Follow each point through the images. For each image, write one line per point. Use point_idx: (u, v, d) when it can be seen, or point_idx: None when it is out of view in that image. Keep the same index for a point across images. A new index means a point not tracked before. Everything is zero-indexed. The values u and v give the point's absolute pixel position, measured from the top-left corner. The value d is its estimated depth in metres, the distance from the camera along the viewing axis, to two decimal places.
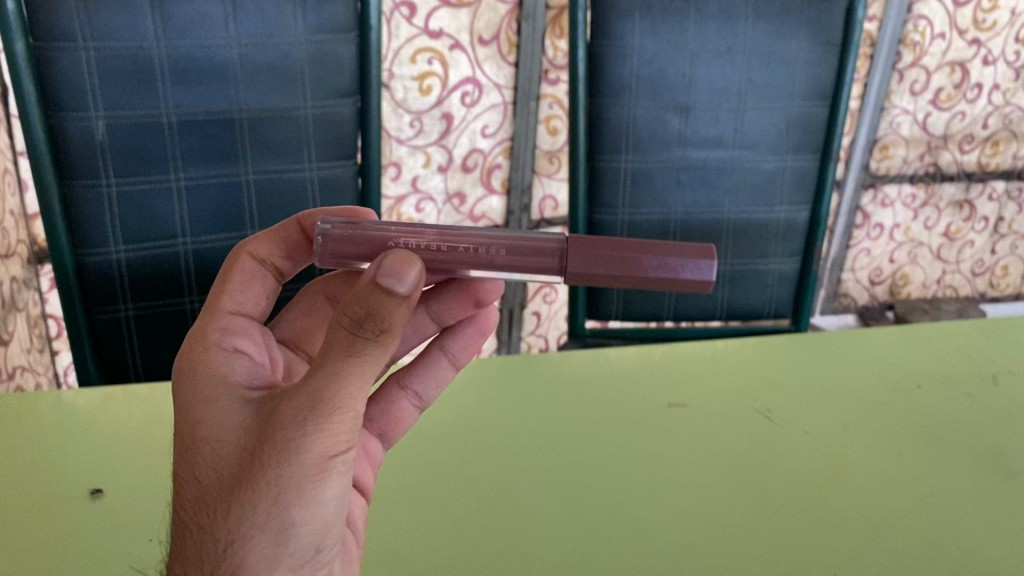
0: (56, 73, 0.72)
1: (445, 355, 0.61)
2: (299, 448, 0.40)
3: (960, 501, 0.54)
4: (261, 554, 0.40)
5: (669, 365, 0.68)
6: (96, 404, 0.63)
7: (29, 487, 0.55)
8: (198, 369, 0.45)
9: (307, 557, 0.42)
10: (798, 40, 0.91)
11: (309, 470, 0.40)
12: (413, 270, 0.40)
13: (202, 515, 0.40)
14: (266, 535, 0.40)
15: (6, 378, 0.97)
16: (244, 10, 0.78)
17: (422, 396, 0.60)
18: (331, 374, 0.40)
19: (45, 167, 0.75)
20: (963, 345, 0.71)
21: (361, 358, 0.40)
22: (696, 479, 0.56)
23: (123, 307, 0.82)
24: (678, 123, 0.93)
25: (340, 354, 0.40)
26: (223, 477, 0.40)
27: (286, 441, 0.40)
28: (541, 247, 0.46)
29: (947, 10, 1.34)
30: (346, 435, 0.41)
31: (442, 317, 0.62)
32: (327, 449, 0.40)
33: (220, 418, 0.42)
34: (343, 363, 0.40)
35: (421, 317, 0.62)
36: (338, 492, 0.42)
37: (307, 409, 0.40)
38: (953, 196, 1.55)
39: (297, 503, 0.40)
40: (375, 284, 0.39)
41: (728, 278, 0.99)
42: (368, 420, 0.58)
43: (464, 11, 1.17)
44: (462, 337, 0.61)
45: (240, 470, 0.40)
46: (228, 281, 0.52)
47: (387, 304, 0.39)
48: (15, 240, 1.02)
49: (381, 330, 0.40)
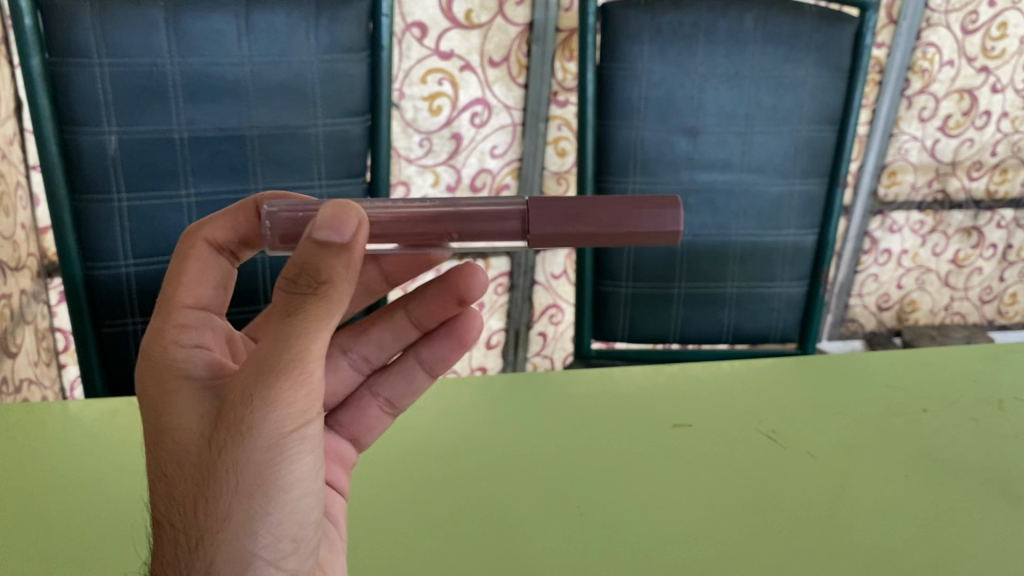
0: (71, 88, 0.74)
1: (419, 364, 0.62)
2: (254, 427, 0.40)
3: (964, 525, 0.53)
4: (234, 541, 0.40)
5: (675, 386, 0.68)
6: (101, 417, 0.63)
7: (33, 497, 0.55)
8: (150, 364, 0.45)
9: (281, 543, 0.42)
10: (806, 66, 0.91)
11: (268, 446, 0.40)
12: (350, 219, 0.37)
13: (171, 511, 0.40)
14: (236, 523, 0.40)
15: (12, 391, 0.97)
16: (258, 29, 0.79)
17: (393, 401, 0.62)
18: (278, 343, 0.39)
19: (58, 181, 0.76)
20: (969, 370, 0.71)
21: (304, 317, 0.39)
22: (698, 499, 0.56)
23: (131, 320, 0.82)
24: (685, 145, 0.93)
25: (283, 318, 0.39)
26: (187, 468, 0.40)
27: (242, 420, 0.40)
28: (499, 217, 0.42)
29: (956, 38, 1.34)
30: (299, 404, 0.40)
31: (422, 322, 0.63)
32: (282, 424, 0.40)
33: (176, 406, 0.42)
34: (286, 329, 0.39)
35: (401, 321, 0.63)
36: (303, 469, 0.42)
37: (257, 385, 0.39)
38: (961, 223, 1.55)
39: (261, 485, 0.41)
40: (308, 239, 0.37)
41: (734, 301, 0.99)
42: (342, 426, 0.60)
43: (475, 32, 1.18)
44: (438, 346, 0.62)
45: (200, 460, 0.40)
46: (184, 272, 0.51)
47: (322, 255, 0.37)
48: (25, 253, 1.03)
49: (318, 282, 0.38)
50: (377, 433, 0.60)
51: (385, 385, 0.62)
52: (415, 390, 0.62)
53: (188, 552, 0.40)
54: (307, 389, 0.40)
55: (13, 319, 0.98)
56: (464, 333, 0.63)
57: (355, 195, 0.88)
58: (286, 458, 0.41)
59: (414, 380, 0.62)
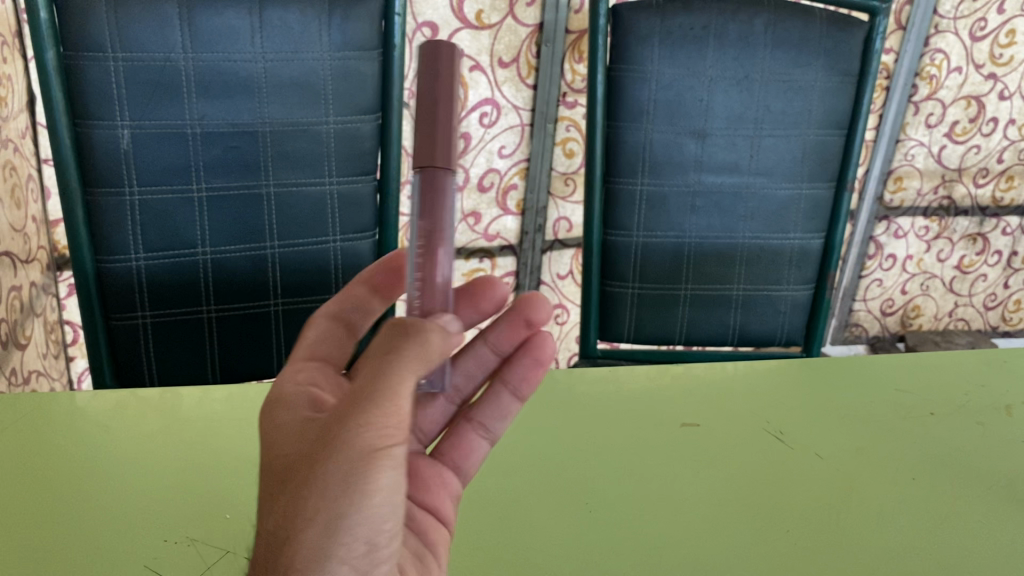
0: (85, 82, 0.74)
1: (507, 388, 0.59)
2: (343, 444, 0.39)
3: (973, 528, 0.54)
4: (311, 544, 0.39)
5: (682, 386, 0.68)
6: (113, 408, 0.64)
7: (46, 487, 0.55)
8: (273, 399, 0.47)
9: (355, 548, 0.41)
10: (816, 70, 0.91)
11: (356, 463, 0.39)
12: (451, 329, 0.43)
13: (267, 516, 0.41)
14: (316, 530, 0.39)
15: (20, 383, 0.97)
16: (271, 26, 0.79)
17: (488, 426, 0.58)
18: (376, 371, 0.39)
19: (70, 175, 0.76)
20: (975, 374, 0.71)
21: (400, 356, 0.39)
22: (707, 498, 0.56)
23: (141, 314, 0.83)
24: (694, 148, 0.94)
25: (380, 356, 0.40)
26: (281, 476, 0.41)
27: (335, 438, 0.39)
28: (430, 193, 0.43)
29: (964, 44, 1.35)
30: (392, 428, 0.40)
31: (499, 346, 0.63)
32: (372, 443, 0.39)
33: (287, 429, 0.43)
34: (384, 360, 0.40)
35: (481, 350, 0.63)
36: (384, 486, 0.41)
37: (351, 407, 0.39)
38: (966, 229, 1.55)
39: (339, 493, 0.39)
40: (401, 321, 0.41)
41: (740, 303, 1.00)
42: (440, 454, 0.57)
43: (486, 33, 1.19)
44: (518, 364, 0.59)
45: (295, 471, 0.40)
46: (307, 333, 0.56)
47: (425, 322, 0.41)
48: (35, 246, 1.03)
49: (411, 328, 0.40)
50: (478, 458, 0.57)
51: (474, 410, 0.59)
52: (508, 413, 0.59)
53: (273, 553, 0.39)
54: (395, 414, 0.39)
55: (22, 311, 0.98)
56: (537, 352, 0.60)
57: (365, 193, 0.88)
58: (368, 473, 0.40)
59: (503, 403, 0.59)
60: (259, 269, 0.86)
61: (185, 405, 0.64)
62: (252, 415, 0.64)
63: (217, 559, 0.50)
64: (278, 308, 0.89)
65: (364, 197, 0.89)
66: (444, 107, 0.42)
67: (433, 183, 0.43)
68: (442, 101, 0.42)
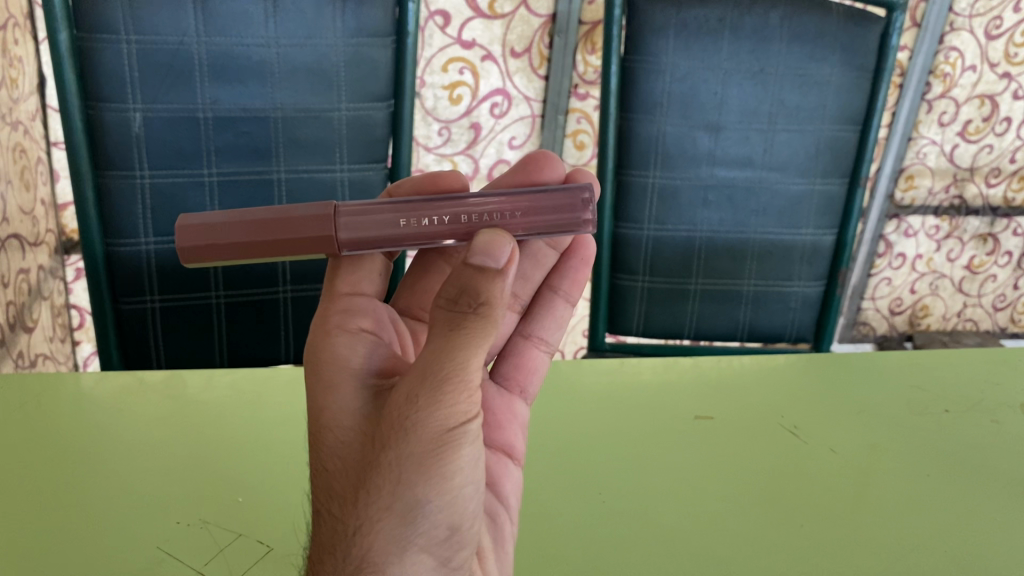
0: (97, 64, 0.73)
1: (558, 295, 0.64)
2: (414, 425, 0.41)
3: (987, 527, 0.53)
4: (387, 533, 0.41)
5: (693, 379, 0.68)
6: (121, 387, 0.63)
7: (55, 467, 0.55)
8: (321, 355, 0.47)
9: (437, 534, 0.43)
10: (831, 65, 0.91)
11: (428, 444, 0.42)
12: (505, 246, 0.42)
13: (334, 503, 0.42)
14: (393, 517, 0.42)
15: (28, 366, 0.98)
16: (284, 11, 0.79)
17: (546, 338, 0.64)
18: (441, 350, 0.41)
19: (81, 157, 0.76)
20: (991, 373, 0.70)
21: (467, 334, 0.40)
22: (719, 491, 0.56)
23: (150, 298, 0.82)
24: (707, 141, 0.93)
25: (443, 332, 0.41)
26: (351, 450, 0.43)
27: (403, 417, 0.41)
28: (360, 229, 0.45)
29: (979, 43, 1.34)
30: (462, 406, 0.42)
31: (558, 243, 0.62)
32: (445, 423, 0.42)
33: (339, 404, 0.45)
34: (448, 339, 0.40)
35: (537, 245, 0.62)
36: (465, 466, 0.44)
37: (418, 384, 0.41)
38: (977, 229, 1.54)
39: (423, 482, 0.42)
40: (466, 263, 0.41)
41: (751, 299, 1.00)
42: (509, 377, 0.61)
43: (498, 22, 1.18)
44: (567, 271, 0.64)
45: (364, 456, 0.42)
46: (339, 265, 0.51)
47: (481, 278, 0.41)
48: (44, 229, 1.03)
49: (478, 304, 0.41)
50: (540, 377, 0.62)
51: (532, 326, 0.64)
52: (561, 320, 0.64)
53: (346, 539, 0.41)
54: (467, 392, 0.42)
55: (29, 294, 0.98)
56: (576, 274, 0.64)
57: (376, 180, 0.87)
58: (450, 456, 0.43)
59: (557, 312, 0.64)
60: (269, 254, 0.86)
61: (194, 387, 0.64)
62: (261, 399, 0.63)
63: (229, 542, 0.50)
64: (287, 295, 0.88)
65: (373, 185, 0.88)
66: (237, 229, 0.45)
67: (351, 230, 0.45)
68: (231, 236, 0.45)
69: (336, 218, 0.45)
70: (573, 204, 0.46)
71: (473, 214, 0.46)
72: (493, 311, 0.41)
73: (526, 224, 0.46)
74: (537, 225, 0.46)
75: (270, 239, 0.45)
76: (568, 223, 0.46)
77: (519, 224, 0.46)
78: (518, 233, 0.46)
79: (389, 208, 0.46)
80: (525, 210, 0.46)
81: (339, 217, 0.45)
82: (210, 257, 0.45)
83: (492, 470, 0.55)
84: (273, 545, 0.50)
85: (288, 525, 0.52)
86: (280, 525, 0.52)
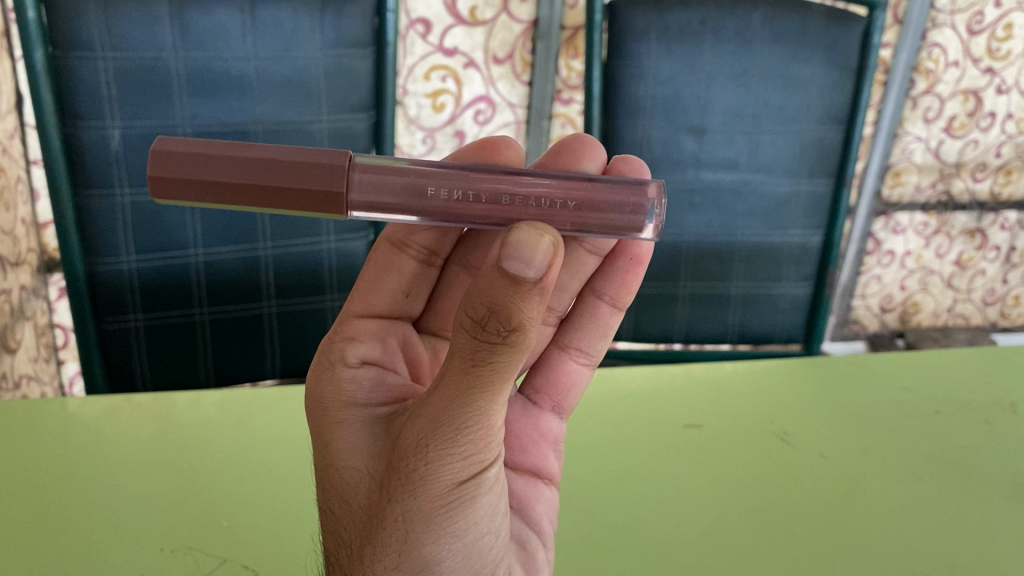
0: (74, 81, 0.73)
1: (601, 300, 0.59)
2: (423, 479, 0.39)
3: (980, 527, 0.53)
4: None
5: (680, 387, 0.67)
6: (101, 409, 0.62)
7: (36, 494, 0.54)
8: (325, 391, 0.47)
9: None
10: (814, 65, 0.90)
11: (439, 498, 0.40)
12: (542, 250, 0.34)
13: (342, 556, 0.42)
14: None
15: (12, 387, 0.96)
16: (263, 24, 0.78)
17: (589, 352, 0.61)
18: (452, 396, 0.38)
19: (60, 175, 0.75)
20: (978, 373, 0.70)
21: (491, 366, 0.36)
22: (708, 502, 0.55)
23: (133, 317, 0.82)
24: (692, 144, 0.93)
25: (464, 364, 0.36)
26: (358, 496, 0.42)
27: (411, 469, 0.39)
28: (389, 189, 0.41)
29: (961, 38, 1.34)
30: (474, 457, 0.40)
31: (600, 248, 0.56)
32: (455, 476, 0.40)
33: (347, 446, 0.44)
34: (467, 376, 0.37)
35: (576, 254, 0.56)
36: (482, 517, 0.42)
37: (428, 433, 0.39)
38: (964, 224, 1.54)
39: (432, 541, 0.40)
40: (500, 271, 0.35)
41: (740, 301, 0.99)
42: (540, 391, 0.60)
43: (479, 29, 1.17)
44: (612, 279, 0.59)
45: (371, 508, 0.41)
46: (364, 279, 0.55)
47: (509, 295, 0.35)
48: (25, 249, 1.02)
49: (507, 330, 0.35)
50: (576, 393, 0.60)
51: (569, 337, 0.61)
52: (605, 329, 0.60)
53: None
54: (482, 440, 0.39)
55: (12, 315, 0.97)
56: (624, 277, 0.58)
57: None
58: (463, 508, 0.41)
59: (601, 317, 0.60)
60: (252, 270, 0.85)
61: (178, 407, 0.63)
62: (246, 421, 0.62)
63: (213, 567, 0.49)
64: (272, 310, 0.87)
65: None
66: (220, 167, 0.39)
67: (362, 191, 0.41)
68: (210, 171, 0.39)
69: (350, 171, 0.41)
70: (635, 204, 0.42)
71: (517, 196, 0.42)
72: (523, 336, 0.35)
73: (577, 218, 0.42)
74: (589, 222, 0.42)
75: (255, 181, 0.40)
76: (623, 224, 0.43)
77: (569, 217, 0.42)
78: (566, 226, 0.42)
79: (420, 174, 0.42)
80: (580, 204, 0.42)
81: (354, 171, 0.41)
82: (185, 195, 0.39)
83: (523, 495, 0.53)
84: (258, 570, 0.49)
85: (274, 550, 0.51)
86: (266, 549, 0.51)
